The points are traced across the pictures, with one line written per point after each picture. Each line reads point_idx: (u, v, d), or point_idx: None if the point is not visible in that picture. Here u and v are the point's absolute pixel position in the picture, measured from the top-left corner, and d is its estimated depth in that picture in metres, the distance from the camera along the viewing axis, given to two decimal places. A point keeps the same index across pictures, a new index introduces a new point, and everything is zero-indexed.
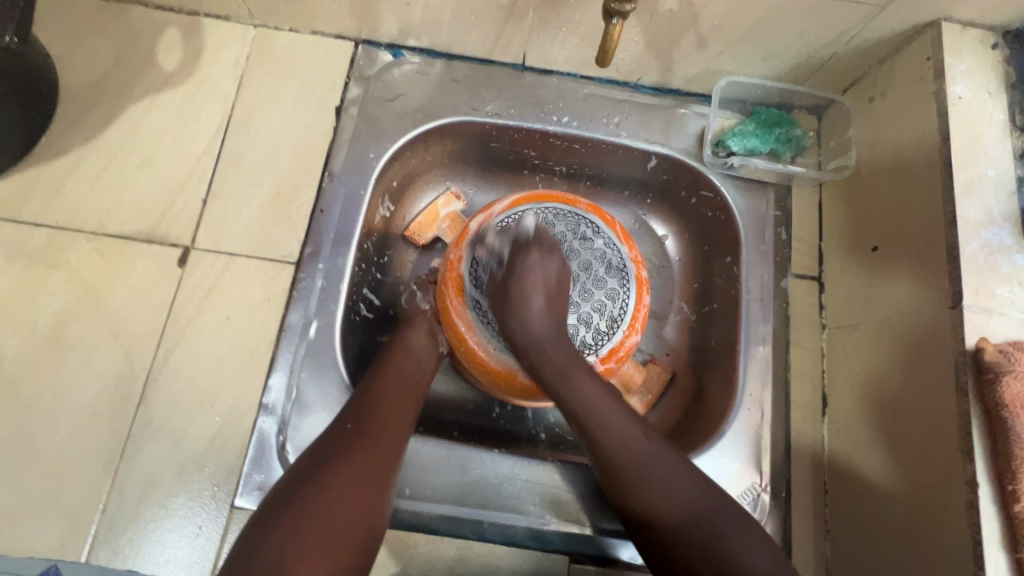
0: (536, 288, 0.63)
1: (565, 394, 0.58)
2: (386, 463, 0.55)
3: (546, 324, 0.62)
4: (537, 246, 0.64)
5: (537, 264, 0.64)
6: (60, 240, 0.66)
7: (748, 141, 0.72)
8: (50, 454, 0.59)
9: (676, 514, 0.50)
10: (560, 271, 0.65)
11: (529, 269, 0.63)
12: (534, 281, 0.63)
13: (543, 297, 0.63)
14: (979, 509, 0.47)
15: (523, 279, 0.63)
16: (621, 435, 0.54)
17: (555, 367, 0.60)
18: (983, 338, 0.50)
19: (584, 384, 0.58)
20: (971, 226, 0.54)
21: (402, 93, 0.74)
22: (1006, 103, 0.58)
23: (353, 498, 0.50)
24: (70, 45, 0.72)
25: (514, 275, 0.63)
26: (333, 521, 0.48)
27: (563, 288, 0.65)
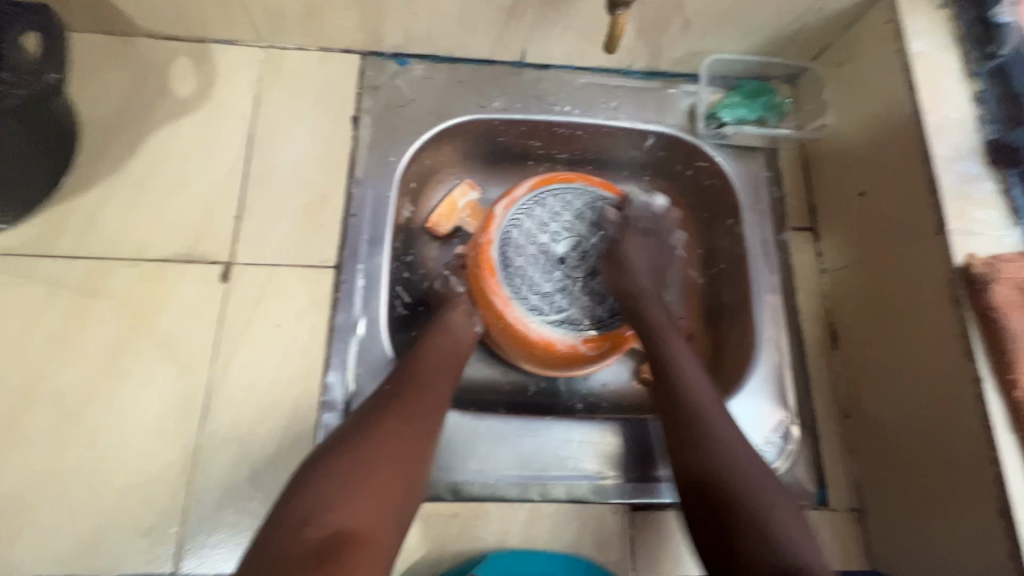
0: (638, 252, 0.74)
1: (688, 399, 0.59)
2: (426, 422, 0.58)
3: (657, 300, 0.71)
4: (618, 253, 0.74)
5: (636, 260, 0.74)
6: (101, 269, 0.67)
7: (738, 111, 0.79)
8: (122, 474, 0.61)
9: (716, 458, 0.53)
10: (649, 260, 0.75)
11: (632, 247, 0.74)
12: (638, 257, 0.74)
13: (646, 267, 0.74)
14: (986, 400, 0.54)
15: (630, 272, 0.72)
16: (706, 400, 0.59)
17: (655, 324, 0.67)
18: (969, 254, 0.58)
19: (709, 398, 0.59)
20: (946, 161, 0.62)
21: (412, 98, 0.79)
22: (959, 53, 0.66)
23: (395, 448, 0.53)
24: (83, 81, 0.74)
25: (624, 249, 0.74)
26: (377, 468, 0.51)
27: (657, 269, 0.76)
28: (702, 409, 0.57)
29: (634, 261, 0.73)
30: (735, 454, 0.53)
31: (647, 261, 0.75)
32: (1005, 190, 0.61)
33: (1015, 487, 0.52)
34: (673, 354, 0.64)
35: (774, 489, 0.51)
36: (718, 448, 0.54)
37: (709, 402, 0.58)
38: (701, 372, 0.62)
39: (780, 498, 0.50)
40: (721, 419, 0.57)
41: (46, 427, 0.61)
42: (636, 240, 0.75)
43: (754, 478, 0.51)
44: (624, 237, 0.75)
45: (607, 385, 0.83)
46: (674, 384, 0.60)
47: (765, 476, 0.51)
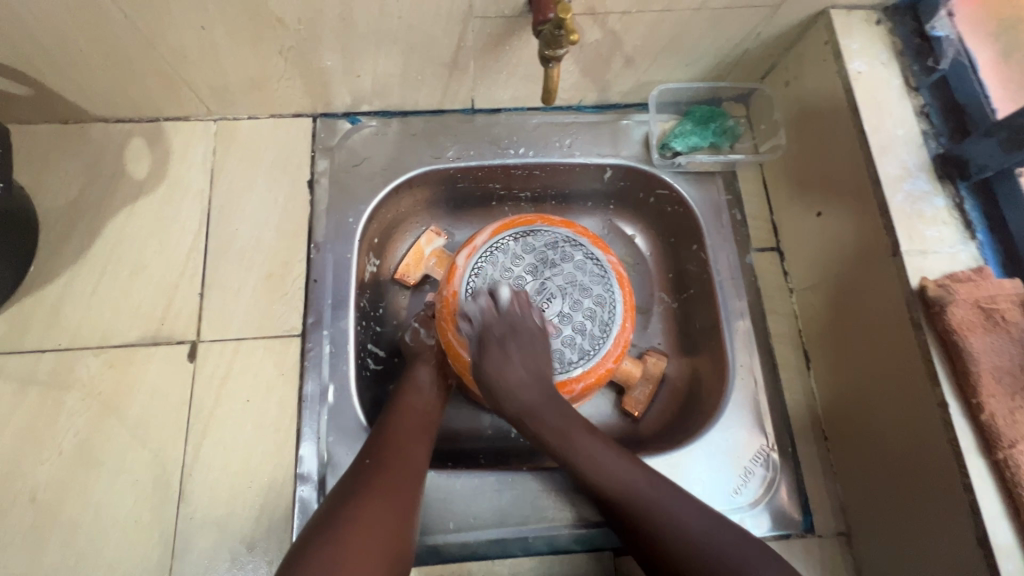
0: (510, 357, 0.65)
1: (569, 453, 0.62)
2: (407, 491, 0.57)
3: (527, 383, 0.64)
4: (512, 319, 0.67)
5: (501, 360, 0.64)
6: (68, 361, 0.68)
7: (690, 140, 0.79)
8: (103, 567, 0.61)
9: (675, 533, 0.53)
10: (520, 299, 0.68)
11: (495, 351, 0.65)
12: (518, 355, 0.65)
13: (519, 359, 0.65)
14: (954, 425, 0.53)
15: (492, 364, 0.64)
16: (628, 479, 0.58)
17: (554, 430, 0.63)
18: (924, 277, 0.57)
19: (581, 438, 0.62)
20: (894, 181, 0.61)
21: (366, 156, 0.79)
22: (900, 69, 0.66)
23: (382, 526, 0.52)
24: (39, 173, 0.74)
25: (485, 357, 0.65)
26: (367, 543, 0.50)
27: (540, 349, 0.67)
28: (560, 440, 0.62)
29: (506, 369, 0.64)
30: (609, 472, 0.59)
31: (525, 369, 0.65)
32: (957, 205, 0.61)
33: (990, 513, 0.51)
34: (521, 405, 0.64)
35: (637, 476, 0.58)
36: (596, 478, 0.59)
37: (582, 434, 0.63)
38: (601, 449, 0.61)
39: (627, 464, 0.60)
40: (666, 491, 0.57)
41: (23, 526, 0.62)
42: (501, 351, 0.65)
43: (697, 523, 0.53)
44: (501, 321, 0.67)
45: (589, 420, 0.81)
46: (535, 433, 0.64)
47: (705, 518, 0.54)
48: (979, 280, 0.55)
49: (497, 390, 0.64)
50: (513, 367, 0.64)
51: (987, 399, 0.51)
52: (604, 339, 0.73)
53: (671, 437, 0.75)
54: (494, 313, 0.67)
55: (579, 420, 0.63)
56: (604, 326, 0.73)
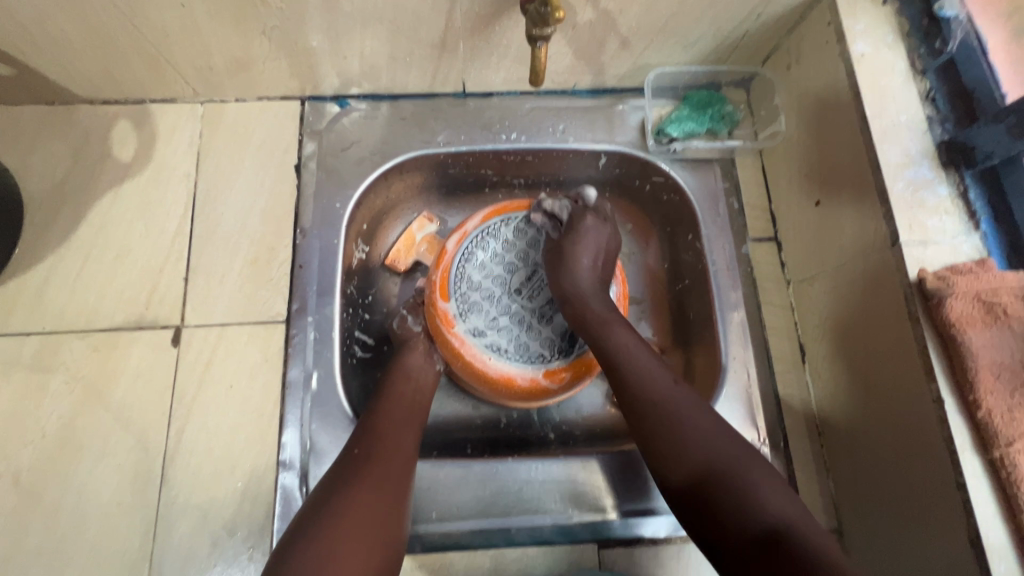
0: (590, 249, 0.67)
1: (602, 338, 0.61)
2: (398, 484, 0.56)
3: (592, 280, 0.66)
4: (592, 212, 0.71)
5: (580, 237, 0.68)
6: (52, 344, 0.67)
7: (686, 125, 0.77)
8: (85, 550, 0.61)
9: (694, 459, 0.51)
10: (613, 235, 0.71)
11: (586, 233, 0.68)
12: (590, 244, 0.68)
13: (595, 257, 0.68)
14: (949, 422, 0.51)
15: (584, 236, 0.68)
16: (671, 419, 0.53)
17: (595, 317, 0.63)
18: (923, 268, 0.55)
19: (619, 329, 0.61)
20: (895, 169, 0.59)
21: (355, 139, 0.77)
22: (905, 51, 0.63)
23: (371, 517, 0.51)
24: (25, 154, 0.74)
25: (570, 240, 0.68)
26: (354, 542, 0.49)
27: (613, 252, 0.70)
28: (662, 404, 0.54)
29: (579, 251, 0.66)
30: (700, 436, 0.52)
31: (591, 258, 0.67)
32: (961, 194, 0.58)
33: (984, 513, 0.49)
34: (619, 345, 0.60)
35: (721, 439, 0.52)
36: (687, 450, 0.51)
37: (663, 390, 0.56)
38: (654, 364, 0.58)
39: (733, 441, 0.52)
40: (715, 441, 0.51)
41: (7, 507, 0.62)
42: (589, 222, 0.69)
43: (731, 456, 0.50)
44: (579, 218, 0.70)
45: (580, 411, 0.79)
46: (624, 381, 0.57)
47: (745, 456, 0.51)
48: (980, 272, 0.53)
49: (562, 273, 0.66)
50: (584, 273, 0.66)
51: (986, 396, 0.49)
52: None
53: None
54: (578, 212, 0.70)
55: (624, 316, 0.63)
56: None
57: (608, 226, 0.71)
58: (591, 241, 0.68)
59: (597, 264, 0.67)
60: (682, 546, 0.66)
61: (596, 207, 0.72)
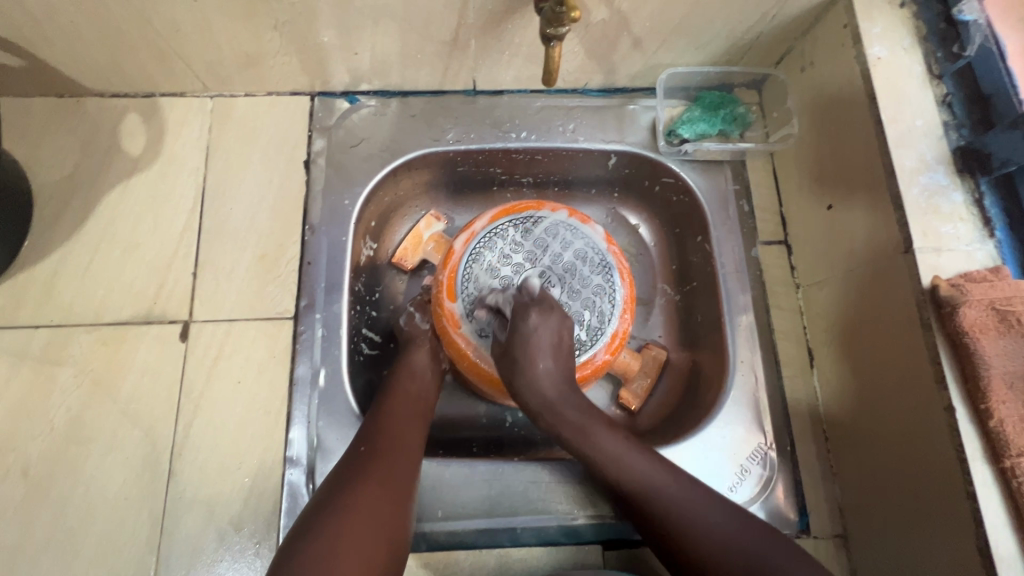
0: (545, 348, 0.62)
1: (585, 448, 0.59)
2: (403, 484, 0.56)
3: (555, 383, 0.61)
4: (537, 304, 0.63)
5: (537, 325, 0.62)
6: (61, 337, 0.68)
7: (697, 126, 0.76)
8: (93, 542, 0.62)
9: (683, 528, 0.52)
10: (564, 323, 0.64)
11: (536, 329, 0.62)
12: (545, 336, 0.62)
13: (552, 354, 0.62)
14: (960, 430, 0.51)
15: (529, 338, 0.61)
16: (653, 488, 0.55)
17: (572, 427, 0.60)
18: (937, 276, 0.55)
19: (601, 437, 0.59)
20: (910, 174, 0.58)
21: (364, 136, 0.77)
22: (922, 56, 0.62)
23: (376, 515, 0.51)
24: (34, 147, 0.74)
25: (523, 335, 0.62)
26: (359, 539, 0.48)
27: (569, 341, 0.64)
28: (640, 488, 0.55)
29: (539, 347, 0.61)
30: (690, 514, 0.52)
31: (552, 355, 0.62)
32: (976, 200, 0.58)
33: (993, 521, 0.49)
34: (597, 454, 0.59)
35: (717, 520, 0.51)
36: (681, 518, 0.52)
37: (643, 470, 0.56)
38: (627, 448, 0.58)
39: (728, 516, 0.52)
40: (703, 513, 0.52)
41: (15, 499, 0.62)
42: (540, 310, 0.63)
43: (720, 528, 0.51)
44: (523, 312, 0.63)
45: None
46: (612, 480, 0.57)
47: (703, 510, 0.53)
48: (994, 280, 0.53)
49: (520, 384, 0.61)
50: (544, 373, 0.61)
51: (998, 405, 0.49)
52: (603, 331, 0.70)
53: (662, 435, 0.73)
54: (523, 306, 0.64)
55: (603, 417, 0.61)
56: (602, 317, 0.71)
57: (555, 313, 0.64)
58: (541, 337, 0.62)
59: (557, 359, 0.62)
60: None
61: (538, 298, 0.65)
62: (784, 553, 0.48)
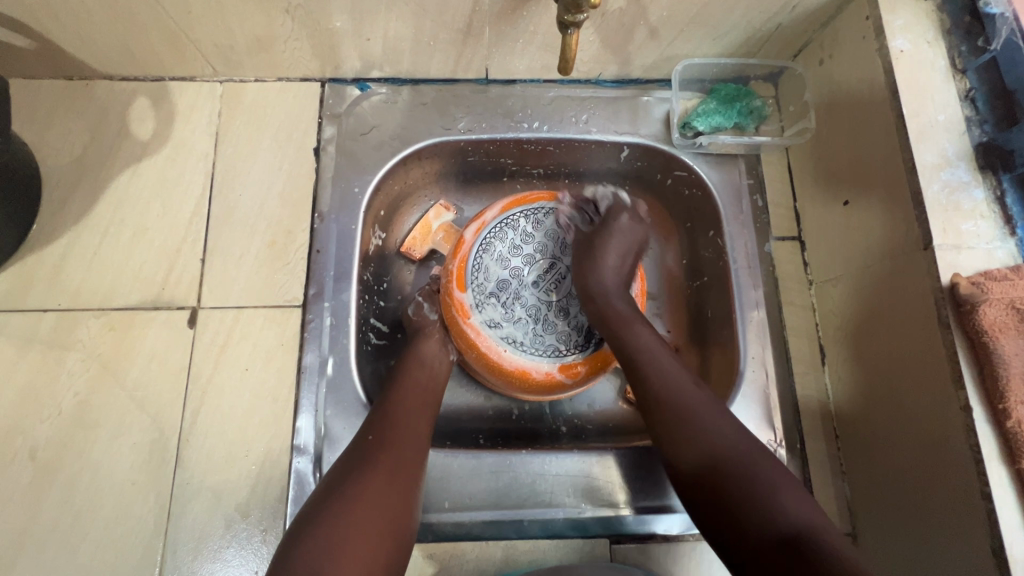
0: (616, 250, 0.71)
1: (644, 370, 0.61)
2: (410, 470, 0.56)
3: (615, 277, 0.69)
4: (626, 212, 0.75)
5: (606, 240, 0.71)
6: (69, 321, 0.67)
7: (713, 119, 0.75)
8: (101, 525, 0.62)
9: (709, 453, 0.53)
10: (638, 239, 0.74)
11: (616, 230, 0.73)
12: (617, 241, 0.72)
13: (619, 255, 0.71)
14: (976, 431, 0.51)
15: (604, 241, 0.71)
16: (703, 427, 0.55)
17: (638, 347, 0.62)
18: (956, 274, 0.54)
19: (664, 360, 0.61)
20: (931, 170, 0.57)
21: (374, 124, 0.76)
22: (945, 49, 0.61)
23: (383, 504, 0.51)
24: (43, 129, 0.73)
25: (603, 232, 0.72)
26: (366, 526, 0.49)
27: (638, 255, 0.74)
28: (685, 413, 0.56)
29: (608, 248, 0.70)
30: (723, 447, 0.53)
31: (620, 255, 0.71)
32: (998, 198, 0.57)
33: (1008, 522, 0.48)
34: (659, 376, 0.60)
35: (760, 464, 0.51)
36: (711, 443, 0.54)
37: (695, 402, 0.57)
38: (689, 382, 0.59)
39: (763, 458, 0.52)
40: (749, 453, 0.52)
41: (23, 482, 0.62)
42: (623, 223, 0.74)
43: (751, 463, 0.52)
44: (609, 219, 0.74)
45: (593, 405, 0.78)
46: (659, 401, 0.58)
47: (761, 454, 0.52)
48: (1015, 279, 0.52)
49: (588, 268, 0.69)
50: (609, 268, 0.69)
51: (1016, 406, 0.48)
52: None
53: None
54: (614, 209, 0.75)
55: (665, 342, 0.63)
56: None
57: (638, 227, 0.75)
58: (616, 242, 0.72)
59: (621, 263, 0.71)
60: (693, 544, 0.66)
61: (623, 209, 0.76)
62: (789, 489, 0.49)
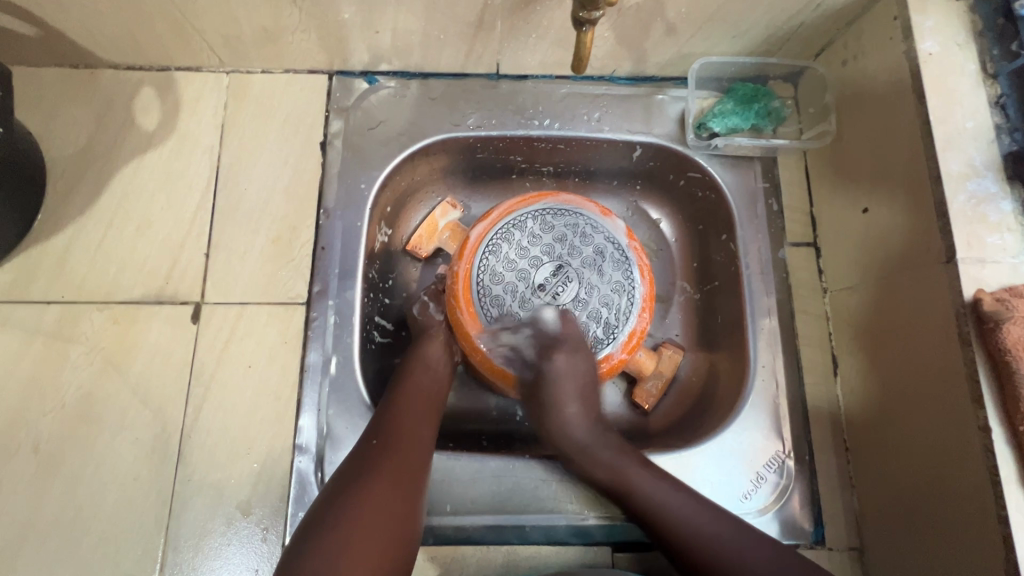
0: (569, 395, 0.66)
1: (572, 459, 0.65)
2: (413, 480, 0.54)
3: (584, 427, 0.65)
4: (563, 346, 0.66)
5: (566, 366, 0.66)
6: (72, 314, 0.67)
7: (729, 121, 0.73)
8: (103, 520, 0.62)
9: (662, 522, 0.58)
10: (590, 365, 0.66)
11: (562, 375, 0.66)
12: (567, 382, 0.66)
13: (578, 400, 0.66)
14: (996, 452, 0.49)
15: (558, 373, 0.66)
16: (618, 475, 0.61)
17: (576, 445, 0.65)
18: (980, 289, 0.52)
19: (635, 472, 0.61)
20: (957, 179, 0.55)
21: (382, 119, 0.75)
22: (976, 52, 0.59)
23: (388, 511, 0.50)
24: (48, 118, 0.72)
25: (549, 384, 0.66)
26: (370, 537, 0.48)
27: (596, 382, 0.67)
28: (620, 481, 0.61)
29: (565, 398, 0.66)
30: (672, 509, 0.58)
31: (580, 404, 0.66)
32: None
33: None
34: (577, 444, 0.65)
35: (696, 512, 0.57)
36: (650, 503, 0.59)
37: (627, 469, 0.62)
38: (592, 437, 0.65)
39: (690, 504, 0.58)
40: (666, 501, 0.58)
41: (26, 475, 0.62)
42: (567, 354, 0.66)
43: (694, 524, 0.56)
44: (547, 353, 0.66)
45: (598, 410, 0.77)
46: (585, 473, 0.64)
47: (693, 501, 0.58)
48: None
49: (550, 427, 0.66)
50: (572, 419, 0.66)
51: None
52: (620, 328, 0.68)
53: (681, 436, 0.71)
54: (545, 349, 0.66)
55: (631, 454, 0.62)
56: (621, 315, 0.69)
57: (580, 355, 0.66)
58: (565, 385, 0.66)
59: (584, 407, 0.66)
60: None
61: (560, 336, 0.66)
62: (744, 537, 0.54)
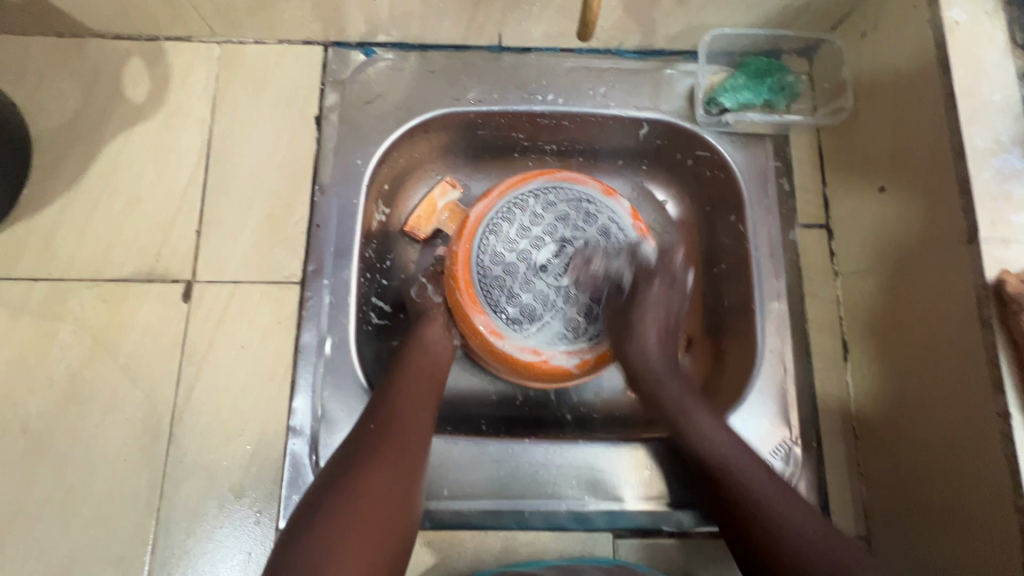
0: (653, 319, 0.64)
1: (681, 423, 0.59)
2: (413, 466, 0.53)
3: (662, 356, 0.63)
4: (659, 276, 0.66)
5: (648, 306, 0.65)
6: (60, 292, 0.65)
7: (741, 96, 0.71)
8: (93, 501, 0.61)
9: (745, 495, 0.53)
10: (670, 300, 0.67)
11: (650, 302, 0.65)
12: (654, 314, 0.65)
13: (660, 330, 0.65)
14: (1015, 440, 0.47)
15: (651, 313, 0.64)
16: (720, 449, 0.56)
17: (674, 400, 0.61)
18: (1003, 270, 0.49)
19: (701, 416, 0.59)
20: (981, 155, 0.52)
21: (379, 92, 0.72)
22: (1005, 21, 0.55)
23: (386, 498, 0.48)
24: (34, 89, 0.70)
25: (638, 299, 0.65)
26: (367, 525, 0.46)
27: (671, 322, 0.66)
28: (719, 458, 0.56)
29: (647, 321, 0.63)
30: (756, 486, 0.53)
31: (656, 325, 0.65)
32: None
33: None
34: (701, 436, 0.58)
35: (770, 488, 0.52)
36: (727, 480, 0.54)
37: (725, 445, 0.56)
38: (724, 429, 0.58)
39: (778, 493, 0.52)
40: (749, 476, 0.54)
41: (14, 454, 0.61)
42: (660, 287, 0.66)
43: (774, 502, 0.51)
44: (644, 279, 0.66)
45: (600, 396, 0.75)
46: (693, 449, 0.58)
47: (772, 483, 0.53)
48: None
49: (629, 348, 0.63)
50: (652, 348, 0.63)
51: None
52: None
53: None
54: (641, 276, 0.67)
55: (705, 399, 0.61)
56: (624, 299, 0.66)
57: (674, 289, 0.67)
58: (652, 306, 0.65)
59: (663, 337, 0.64)
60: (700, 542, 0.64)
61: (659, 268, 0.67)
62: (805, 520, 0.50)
